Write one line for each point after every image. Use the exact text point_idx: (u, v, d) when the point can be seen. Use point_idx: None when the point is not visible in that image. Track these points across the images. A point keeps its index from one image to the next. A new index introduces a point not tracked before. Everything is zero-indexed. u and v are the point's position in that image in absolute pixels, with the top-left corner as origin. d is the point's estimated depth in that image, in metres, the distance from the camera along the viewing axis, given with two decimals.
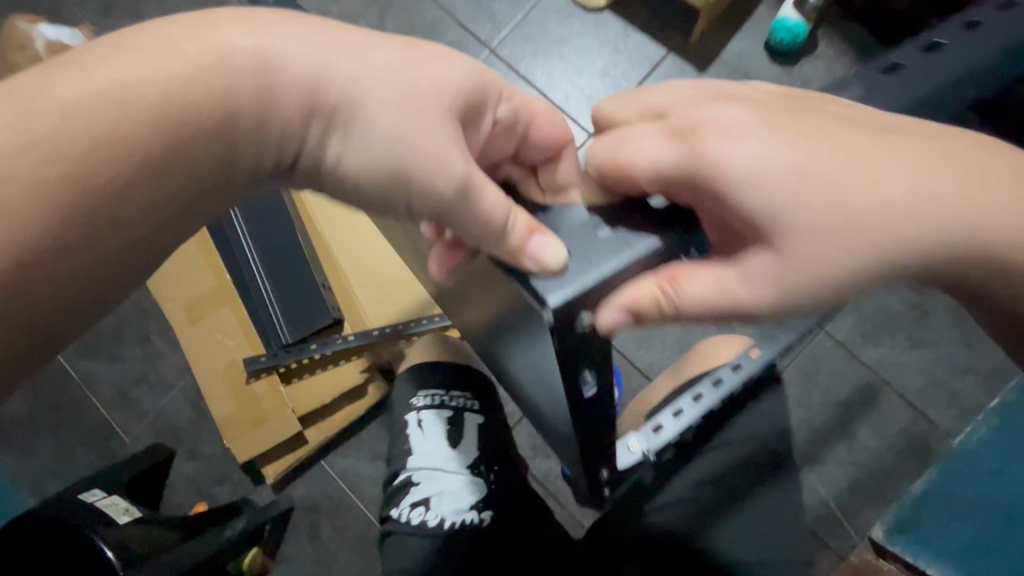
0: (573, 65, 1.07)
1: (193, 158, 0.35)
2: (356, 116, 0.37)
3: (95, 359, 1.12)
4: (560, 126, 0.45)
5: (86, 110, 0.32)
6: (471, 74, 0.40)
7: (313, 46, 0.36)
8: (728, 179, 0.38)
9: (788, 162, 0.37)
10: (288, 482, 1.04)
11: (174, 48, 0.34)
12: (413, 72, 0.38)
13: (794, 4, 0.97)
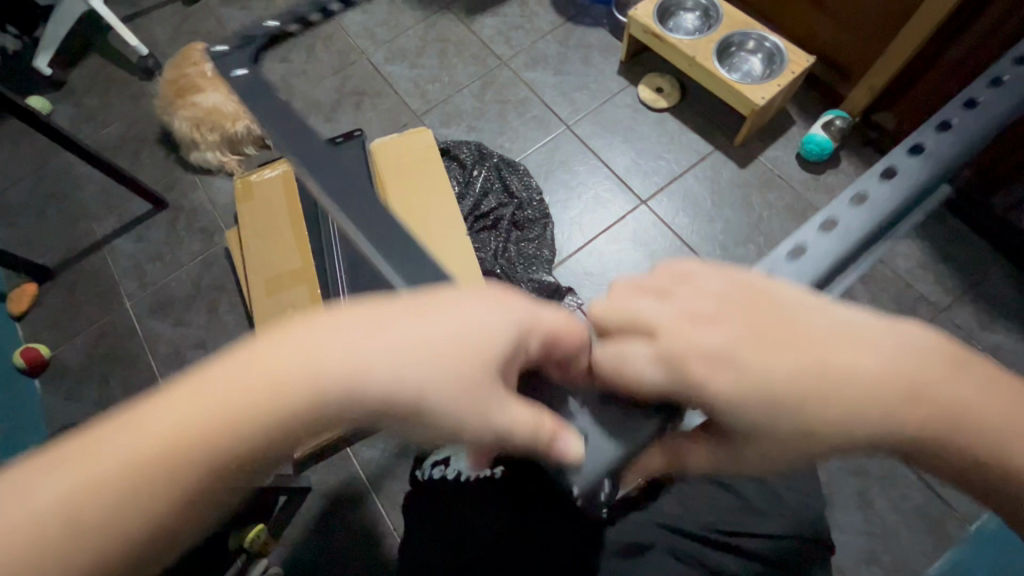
0: (634, 148, 1.28)
1: (256, 471, 0.30)
2: (420, 420, 0.31)
3: (164, 320, 1.23)
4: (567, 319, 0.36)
5: (159, 440, 0.27)
6: (525, 330, 0.34)
7: (360, 350, 0.29)
8: (719, 414, 0.31)
9: (764, 371, 0.30)
10: (313, 462, 1.08)
11: (252, 379, 0.28)
12: (477, 354, 0.32)
13: (821, 126, 1.19)
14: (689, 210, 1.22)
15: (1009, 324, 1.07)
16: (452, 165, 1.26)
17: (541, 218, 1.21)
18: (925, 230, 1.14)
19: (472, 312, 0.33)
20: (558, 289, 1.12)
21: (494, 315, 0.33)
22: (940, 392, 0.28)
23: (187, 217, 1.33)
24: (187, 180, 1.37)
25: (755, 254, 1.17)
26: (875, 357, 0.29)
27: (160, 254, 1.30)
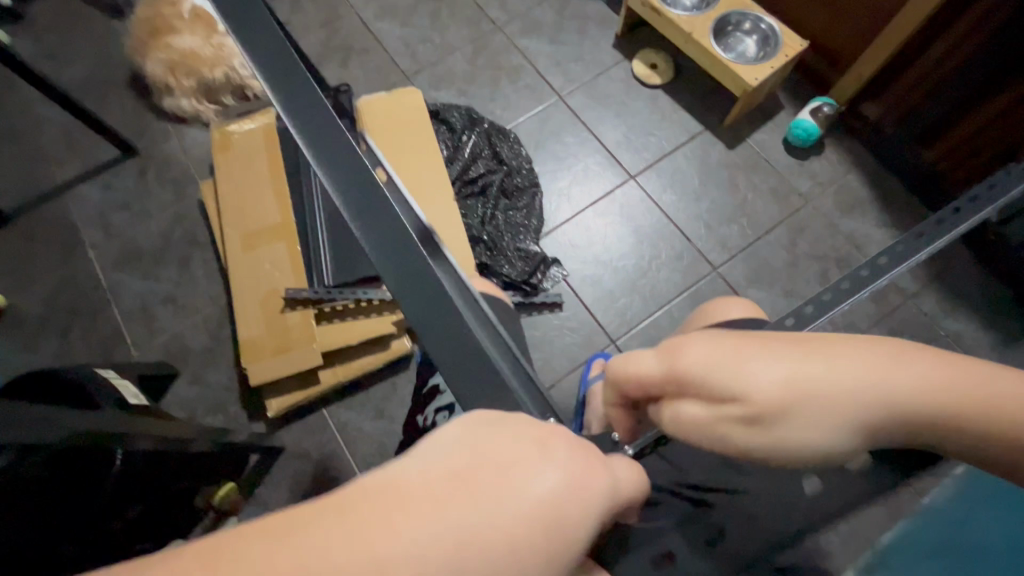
0: (626, 123, 1.28)
1: None
2: None
3: (131, 273, 1.18)
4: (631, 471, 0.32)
5: None
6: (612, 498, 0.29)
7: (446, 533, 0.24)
8: (702, 426, 0.34)
9: (742, 380, 0.32)
10: (287, 422, 1.06)
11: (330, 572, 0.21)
12: (567, 535, 0.26)
13: (810, 112, 1.21)
14: (677, 188, 1.22)
15: (975, 311, 1.11)
16: (442, 129, 1.24)
17: (530, 187, 1.21)
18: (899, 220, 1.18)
19: (561, 483, 0.27)
20: (544, 261, 1.14)
21: (566, 503, 0.26)
22: (898, 387, 0.31)
23: (158, 166, 1.27)
24: (158, 128, 1.29)
25: (738, 235, 1.18)
26: (840, 365, 0.31)
27: (128, 204, 1.24)
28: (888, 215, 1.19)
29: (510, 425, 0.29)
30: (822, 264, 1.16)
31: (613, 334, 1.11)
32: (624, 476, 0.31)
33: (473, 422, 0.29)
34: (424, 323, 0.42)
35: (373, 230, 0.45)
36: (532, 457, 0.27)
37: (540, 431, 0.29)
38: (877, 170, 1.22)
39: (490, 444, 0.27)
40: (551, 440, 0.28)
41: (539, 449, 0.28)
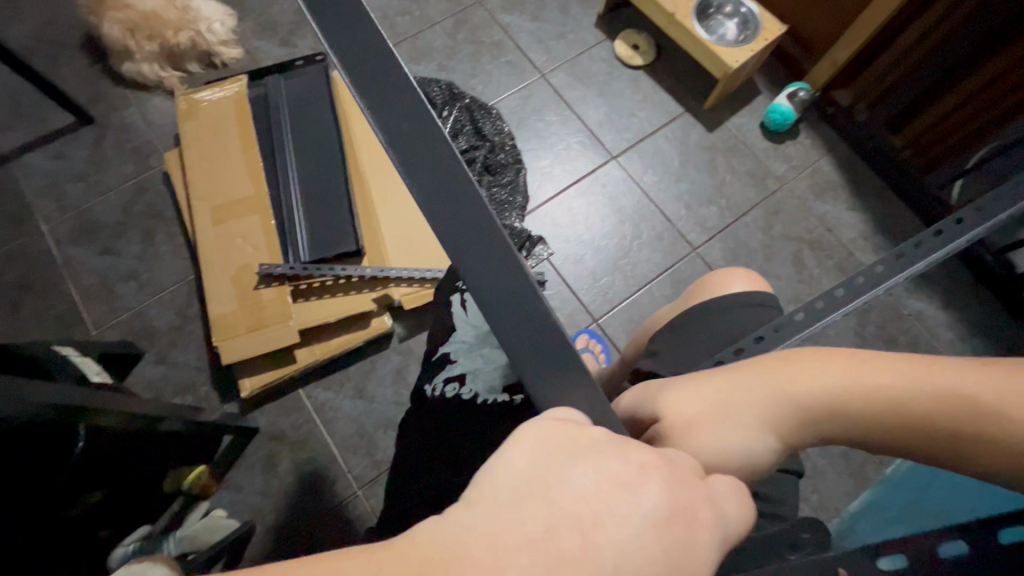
0: (608, 103, 1.27)
1: None
2: None
3: (89, 248, 1.11)
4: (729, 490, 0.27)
5: None
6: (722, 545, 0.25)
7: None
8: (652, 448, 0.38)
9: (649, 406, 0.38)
10: (261, 404, 1.02)
11: None
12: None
13: (786, 97, 1.23)
14: (658, 169, 1.23)
15: (939, 291, 1.16)
16: (422, 104, 1.21)
17: (513, 164, 1.19)
18: (868, 204, 1.23)
19: (648, 537, 0.23)
20: (528, 239, 1.13)
21: (668, 552, 0.23)
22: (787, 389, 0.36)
23: (117, 135, 1.19)
24: (117, 95, 1.22)
25: (716, 216, 1.20)
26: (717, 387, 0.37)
27: (84, 174, 1.16)
28: (858, 199, 1.23)
29: (590, 456, 0.25)
30: (796, 245, 1.19)
31: (595, 313, 1.11)
32: (724, 499, 0.26)
33: (552, 455, 0.25)
34: (459, 242, 0.36)
35: (392, 124, 0.38)
36: (621, 503, 0.24)
37: (624, 466, 0.25)
38: (849, 155, 1.26)
39: (573, 485, 0.24)
40: (641, 481, 0.24)
41: (627, 491, 0.24)
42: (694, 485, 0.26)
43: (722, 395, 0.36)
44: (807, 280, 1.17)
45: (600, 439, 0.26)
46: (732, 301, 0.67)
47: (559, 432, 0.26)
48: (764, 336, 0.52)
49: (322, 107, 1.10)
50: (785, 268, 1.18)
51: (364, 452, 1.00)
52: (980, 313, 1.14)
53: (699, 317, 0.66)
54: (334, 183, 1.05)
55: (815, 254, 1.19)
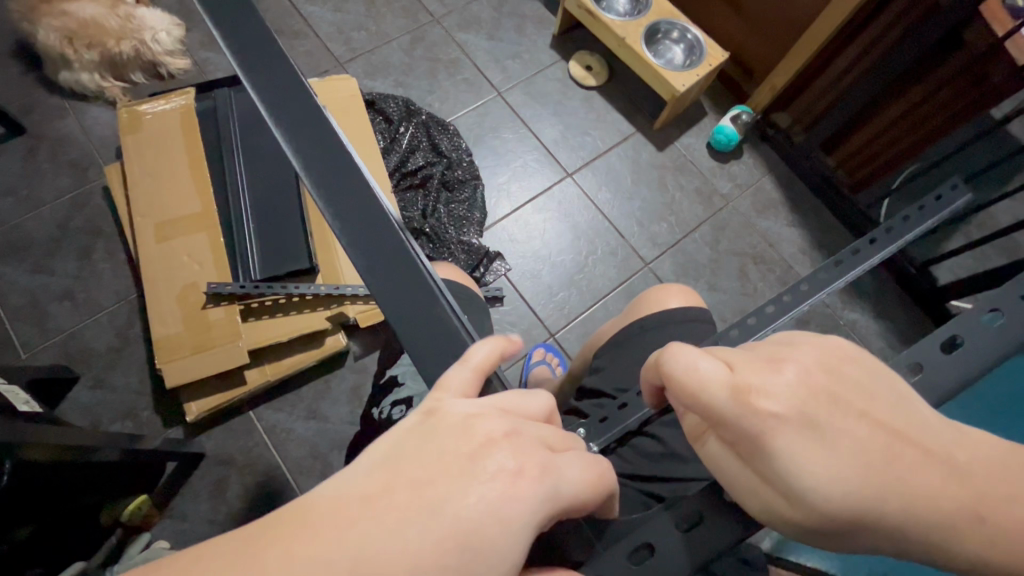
0: (563, 122, 1.31)
1: None
2: None
3: (18, 266, 1.04)
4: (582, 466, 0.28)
5: None
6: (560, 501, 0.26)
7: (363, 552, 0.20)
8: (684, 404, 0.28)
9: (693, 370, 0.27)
10: (208, 428, 0.98)
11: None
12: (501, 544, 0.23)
13: (730, 119, 1.30)
14: (611, 186, 1.27)
15: (871, 302, 1.24)
16: (378, 120, 1.21)
17: (471, 180, 1.20)
18: (807, 220, 1.30)
19: (488, 499, 0.23)
20: (487, 255, 1.14)
21: (514, 518, 0.24)
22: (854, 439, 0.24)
23: (52, 147, 1.13)
24: (52, 104, 1.16)
25: (667, 232, 1.25)
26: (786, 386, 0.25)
27: (14, 187, 1.10)
28: (797, 215, 1.30)
29: (450, 427, 0.26)
30: (741, 259, 1.25)
31: (551, 328, 1.13)
32: (568, 467, 0.27)
33: (412, 429, 0.25)
34: (399, 273, 0.39)
35: (313, 161, 0.41)
36: (456, 470, 0.24)
37: (472, 436, 0.25)
38: (788, 174, 1.33)
39: (421, 451, 0.24)
40: (484, 453, 0.25)
41: (468, 458, 0.24)
42: (538, 455, 0.26)
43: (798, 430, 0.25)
44: (752, 293, 1.23)
45: (467, 408, 0.27)
46: (677, 319, 0.69)
47: (435, 402, 0.27)
48: None
49: (273, 123, 1.08)
50: (732, 282, 1.23)
51: (318, 474, 0.98)
52: (908, 323, 1.23)
53: (646, 336, 0.68)
54: (286, 200, 1.03)
55: (760, 269, 1.25)
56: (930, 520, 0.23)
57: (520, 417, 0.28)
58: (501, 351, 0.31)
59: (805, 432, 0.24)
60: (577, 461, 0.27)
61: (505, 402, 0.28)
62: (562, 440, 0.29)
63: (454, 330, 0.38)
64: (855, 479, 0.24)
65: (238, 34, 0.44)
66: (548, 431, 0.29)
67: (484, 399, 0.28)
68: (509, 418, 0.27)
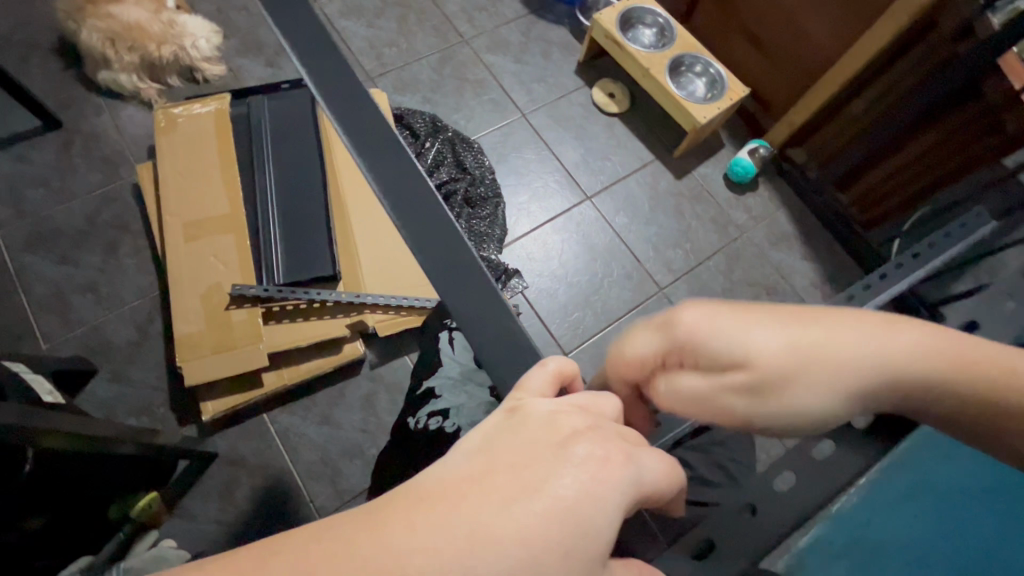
0: (584, 146, 1.34)
1: None
2: None
3: (44, 257, 1.06)
4: (660, 463, 0.29)
5: None
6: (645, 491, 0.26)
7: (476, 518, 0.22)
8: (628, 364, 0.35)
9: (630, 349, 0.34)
10: (221, 428, 0.99)
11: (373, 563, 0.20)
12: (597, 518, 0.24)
13: (747, 152, 1.33)
14: (629, 211, 1.29)
15: None
16: (405, 134, 1.23)
17: (494, 198, 1.23)
18: (818, 254, 1.32)
19: (581, 480, 0.24)
20: (505, 271, 1.15)
21: (605, 495, 0.24)
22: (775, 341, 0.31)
23: (86, 142, 1.16)
24: (89, 102, 1.19)
25: (682, 259, 1.27)
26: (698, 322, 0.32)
27: (46, 180, 1.12)
28: (810, 249, 1.33)
29: (536, 421, 0.28)
30: (754, 289, 1.27)
31: (565, 346, 1.14)
32: (650, 459, 0.28)
33: (505, 424, 0.28)
34: (458, 291, 0.41)
35: (388, 176, 0.43)
36: (547, 455, 0.25)
37: (558, 428, 0.27)
38: (802, 209, 1.36)
39: (510, 441, 0.26)
40: (572, 442, 0.26)
41: (556, 445, 0.26)
42: (620, 445, 0.27)
43: (739, 340, 0.31)
44: None
45: (550, 406, 0.29)
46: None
47: (519, 402, 0.30)
48: None
49: (304, 132, 1.11)
50: None
51: (327, 481, 0.98)
52: None
53: None
54: (313, 207, 1.04)
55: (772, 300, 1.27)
56: (853, 371, 0.31)
57: (599, 416, 0.30)
58: (574, 367, 0.34)
59: (737, 333, 0.31)
60: (656, 455, 0.28)
61: (584, 403, 0.30)
62: (641, 438, 0.30)
63: (519, 350, 0.41)
64: (782, 340, 0.31)
65: (303, 51, 0.46)
66: (625, 429, 0.30)
67: (563, 401, 0.30)
68: (589, 415, 0.29)
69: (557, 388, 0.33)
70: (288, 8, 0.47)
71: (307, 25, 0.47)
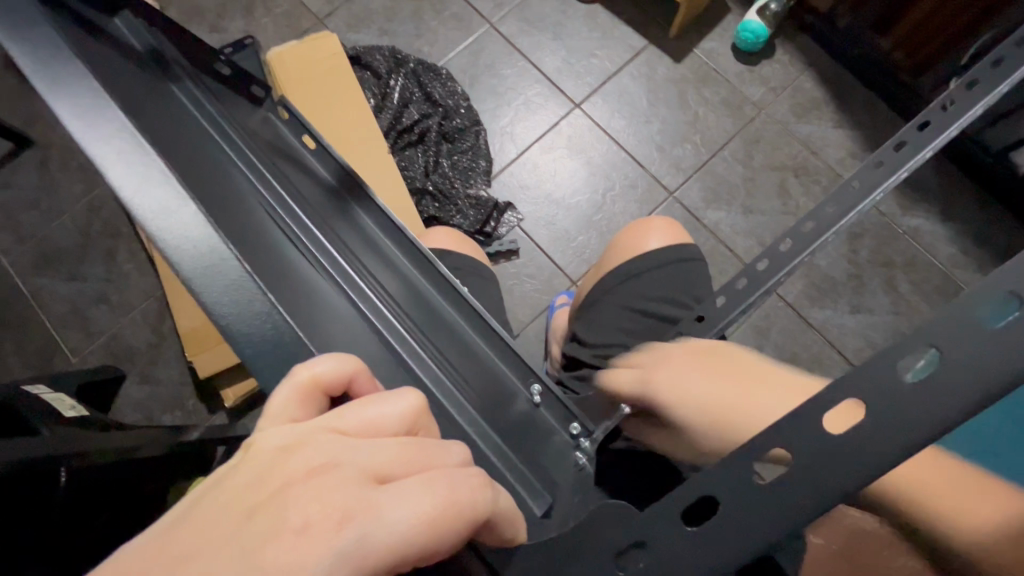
0: (565, 46, 1.18)
1: None
2: None
3: (53, 276, 1.09)
4: (421, 496, 0.21)
5: None
6: (385, 540, 0.20)
7: None
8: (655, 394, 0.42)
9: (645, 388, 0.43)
10: (247, 412, 1.02)
11: None
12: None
13: (757, 12, 1.13)
14: (625, 111, 1.15)
15: (935, 203, 1.09)
16: (366, 76, 1.13)
17: (472, 128, 1.12)
18: (852, 119, 1.15)
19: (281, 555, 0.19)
20: (496, 207, 1.08)
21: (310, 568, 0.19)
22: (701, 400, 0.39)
23: (60, 155, 1.15)
24: (51, 112, 1.16)
25: (692, 154, 1.13)
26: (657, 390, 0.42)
27: (34, 201, 1.13)
28: (842, 115, 1.15)
29: (255, 471, 0.21)
30: (779, 174, 1.13)
31: (572, 275, 1.07)
32: (392, 501, 0.21)
33: (219, 475, 0.21)
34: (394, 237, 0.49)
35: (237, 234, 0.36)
36: (228, 535, 0.19)
37: (269, 484, 0.21)
38: (830, 68, 1.17)
39: (202, 509, 0.20)
40: (286, 497, 0.20)
41: (251, 512, 0.20)
42: (348, 492, 0.21)
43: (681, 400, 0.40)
44: (792, 210, 1.11)
45: (282, 442, 0.22)
46: (659, 260, 0.64)
47: (253, 434, 0.23)
48: (701, 314, 0.52)
49: None
50: (768, 200, 1.12)
51: None
52: (978, 221, 1.08)
53: (650, 273, 0.63)
54: None
55: (799, 181, 1.12)
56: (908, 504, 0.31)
57: (350, 443, 0.22)
58: (351, 368, 0.26)
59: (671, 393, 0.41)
60: (409, 489, 0.21)
61: (336, 422, 0.23)
62: (408, 461, 0.23)
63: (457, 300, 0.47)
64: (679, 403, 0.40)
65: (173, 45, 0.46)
66: (392, 447, 0.23)
67: (306, 424, 0.23)
68: (332, 446, 0.22)
69: (324, 401, 0.25)
70: (43, 60, 0.35)
71: (68, 69, 0.35)
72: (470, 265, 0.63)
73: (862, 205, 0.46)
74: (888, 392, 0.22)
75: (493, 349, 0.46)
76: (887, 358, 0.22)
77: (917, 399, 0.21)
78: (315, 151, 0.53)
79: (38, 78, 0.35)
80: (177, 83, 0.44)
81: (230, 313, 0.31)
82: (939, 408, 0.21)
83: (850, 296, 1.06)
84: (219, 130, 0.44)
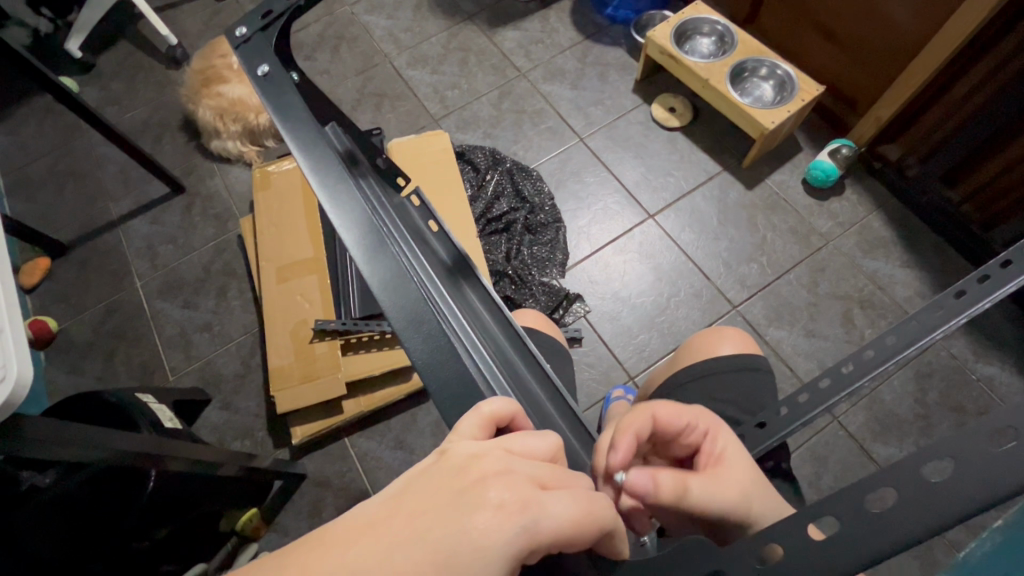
0: (645, 164, 1.32)
1: None
2: None
3: (172, 302, 1.25)
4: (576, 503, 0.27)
5: None
6: (554, 526, 0.26)
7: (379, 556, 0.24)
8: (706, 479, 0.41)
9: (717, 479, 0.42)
10: (310, 450, 1.10)
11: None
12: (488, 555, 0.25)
13: (828, 154, 1.23)
14: (696, 227, 1.24)
15: (1010, 355, 1.08)
16: (467, 169, 1.30)
17: (553, 224, 1.25)
18: (920, 261, 1.18)
19: (486, 523, 0.25)
20: (566, 297, 1.16)
21: (501, 537, 0.25)
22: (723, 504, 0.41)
23: (203, 203, 1.36)
24: (205, 167, 1.40)
25: (757, 274, 1.19)
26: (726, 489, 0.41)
27: (174, 237, 1.32)
28: (911, 256, 1.19)
29: (455, 467, 0.28)
30: (845, 302, 1.16)
31: (631, 370, 1.11)
32: (554, 501, 0.27)
33: (427, 466, 0.28)
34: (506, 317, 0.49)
35: (404, 295, 0.44)
36: (448, 503, 0.26)
37: (467, 475, 0.27)
38: (898, 213, 1.23)
39: (425, 483, 0.27)
40: (478, 487, 0.27)
41: (459, 491, 0.26)
42: (525, 489, 0.27)
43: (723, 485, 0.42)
44: (855, 340, 1.12)
45: (471, 449, 0.28)
46: (728, 366, 0.68)
47: (448, 443, 0.29)
48: (766, 422, 0.56)
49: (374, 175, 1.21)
50: (831, 327, 1.14)
51: None
52: None
53: (718, 376, 0.68)
54: None
55: (864, 312, 1.15)
56: None
57: (520, 457, 0.29)
58: (513, 408, 0.33)
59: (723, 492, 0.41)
60: (568, 496, 0.27)
61: (510, 442, 0.29)
62: (562, 476, 0.29)
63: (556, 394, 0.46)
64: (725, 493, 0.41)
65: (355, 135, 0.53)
66: (549, 467, 0.29)
67: (488, 441, 0.29)
68: (508, 457, 0.28)
69: (493, 432, 0.33)
70: (302, 140, 0.48)
71: (326, 158, 0.48)
72: (550, 344, 0.70)
73: (921, 340, 0.48)
74: (915, 488, 0.25)
75: (578, 438, 0.45)
76: (914, 462, 0.25)
77: (936, 497, 0.24)
78: (438, 235, 0.52)
79: (301, 164, 0.47)
80: (365, 179, 0.52)
81: (421, 355, 0.42)
82: (955, 504, 0.24)
83: (917, 436, 1.03)
84: (382, 205, 0.51)
